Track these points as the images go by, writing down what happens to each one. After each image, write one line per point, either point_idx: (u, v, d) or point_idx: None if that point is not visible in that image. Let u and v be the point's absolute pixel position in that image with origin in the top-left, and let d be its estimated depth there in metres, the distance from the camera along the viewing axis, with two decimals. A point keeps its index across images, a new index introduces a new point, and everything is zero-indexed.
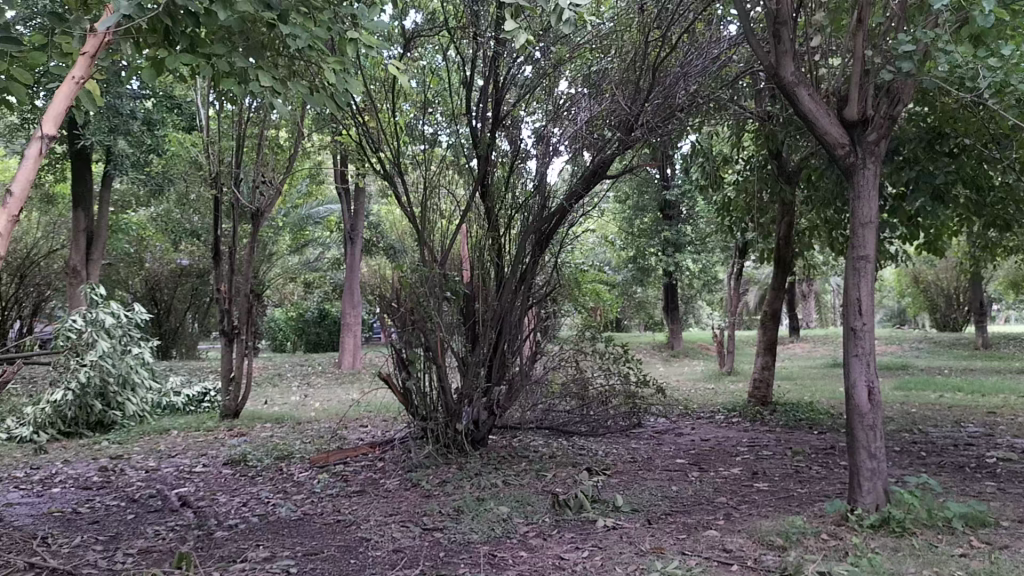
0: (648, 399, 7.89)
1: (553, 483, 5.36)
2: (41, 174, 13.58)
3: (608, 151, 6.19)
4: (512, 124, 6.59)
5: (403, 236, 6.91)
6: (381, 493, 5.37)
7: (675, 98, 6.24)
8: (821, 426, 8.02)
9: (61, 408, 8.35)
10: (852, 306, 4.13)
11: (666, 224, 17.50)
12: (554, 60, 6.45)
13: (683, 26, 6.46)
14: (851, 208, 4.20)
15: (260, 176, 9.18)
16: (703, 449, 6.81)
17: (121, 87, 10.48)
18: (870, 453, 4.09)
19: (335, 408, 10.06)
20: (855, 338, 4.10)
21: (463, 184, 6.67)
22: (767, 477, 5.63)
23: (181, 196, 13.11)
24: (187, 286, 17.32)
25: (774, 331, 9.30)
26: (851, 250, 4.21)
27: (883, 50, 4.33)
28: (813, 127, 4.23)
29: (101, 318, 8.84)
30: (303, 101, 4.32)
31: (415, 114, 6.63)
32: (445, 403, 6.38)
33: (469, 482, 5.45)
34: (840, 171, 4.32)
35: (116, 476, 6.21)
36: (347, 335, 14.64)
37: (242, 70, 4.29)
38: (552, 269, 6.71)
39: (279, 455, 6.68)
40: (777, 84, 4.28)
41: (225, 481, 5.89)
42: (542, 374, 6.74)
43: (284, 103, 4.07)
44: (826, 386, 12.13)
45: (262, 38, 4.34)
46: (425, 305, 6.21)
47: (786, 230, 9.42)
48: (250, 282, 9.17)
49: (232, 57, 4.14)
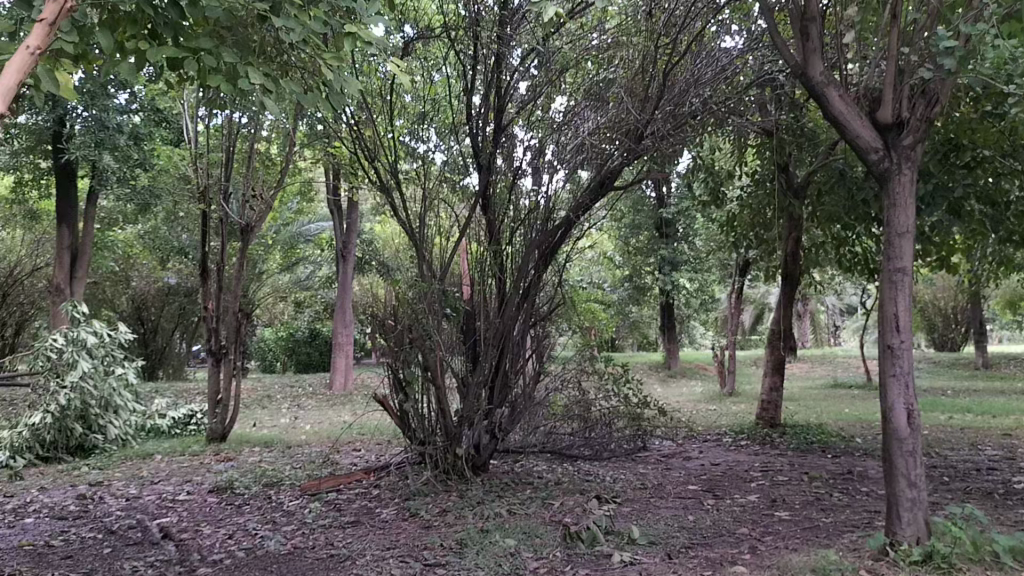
0: (653, 421, 7.56)
1: (561, 513, 5.03)
2: (25, 190, 13.25)
3: (615, 162, 5.92)
4: (507, 145, 6.21)
5: (397, 252, 6.61)
6: (378, 525, 5.01)
7: (686, 107, 6.06)
8: (834, 449, 7.71)
9: (40, 432, 7.95)
10: (889, 323, 3.84)
11: (662, 242, 17.07)
12: (558, 67, 6.19)
13: (690, 34, 6.16)
14: (886, 217, 3.91)
15: (249, 190, 8.82)
16: (714, 474, 6.49)
17: (106, 99, 10.48)
18: (909, 482, 3.80)
19: (327, 430, 9.72)
20: (893, 358, 3.81)
21: (460, 202, 6.31)
22: (787, 505, 5.32)
23: (169, 213, 12.77)
24: (174, 305, 16.93)
25: (783, 350, 9.00)
26: (887, 261, 3.92)
27: (920, 48, 4.07)
28: (843, 132, 3.95)
29: (83, 337, 8.41)
30: (296, 103, 4.02)
31: (409, 130, 6.25)
32: (444, 426, 6.04)
33: (471, 511, 5.11)
34: (873, 179, 4.03)
35: (94, 505, 5.83)
36: (338, 355, 14.31)
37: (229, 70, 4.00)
38: (557, 286, 6.41)
39: (268, 481, 6.32)
40: (805, 86, 4.02)
41: (210, 511, 5.53)
42: (545, 396, 6.46)
43: (275, 101, 3.70)
44: (831, 407, 11.83)
45: (253, 38, 4.05)
46: (423, 322, 5.85)
47: (793, 246, 8.95)
48: (240, 299, 8.83)
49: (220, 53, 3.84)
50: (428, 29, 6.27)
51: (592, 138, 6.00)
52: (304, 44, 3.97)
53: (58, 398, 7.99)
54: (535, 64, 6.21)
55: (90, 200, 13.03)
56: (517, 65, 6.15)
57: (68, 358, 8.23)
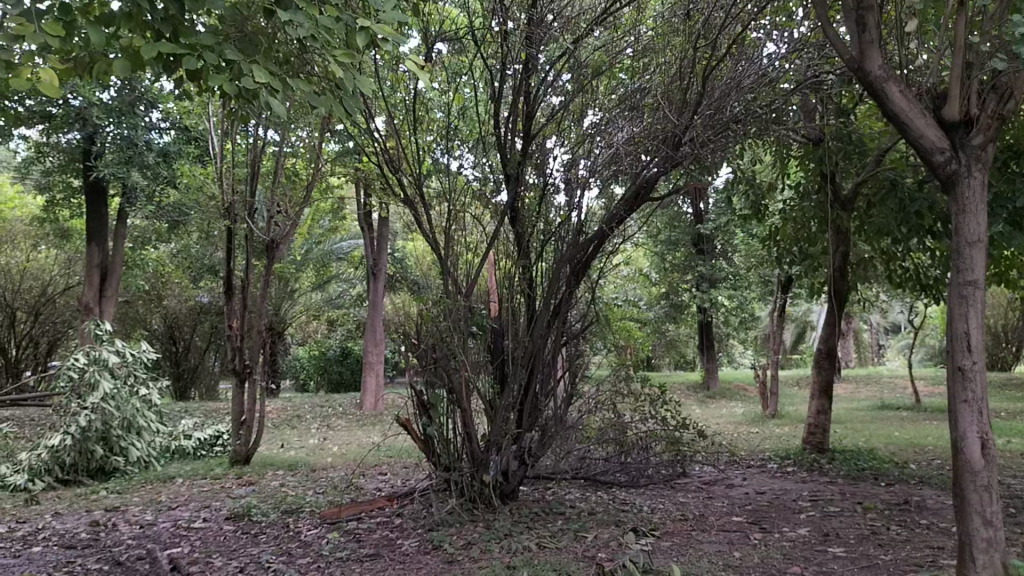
0: (693, 445, 7.19)
1: (596, 548, 4.67)
2: (57, 209, 13.24)
3: (650, 172, 5.56)
4: (539, 156, 5.86)
5: (424, 269, 6.29)
6: (397, 559, 4.68)
7: (727, 112, 5.70)
8: (887, 476, 7.25)
9: (60, 454, 7.82)
10: (959, 342, 3.46)
11: (700, 258, 16.77)
12: (592, 70, 5.90)
13: (728, 40, 5.95)
14: (954, 224, 3.55)
15: (276, 206, 8.61)
16: (760, 504, 6.08)
17: (133, 117, 10.60)
18: (984, 519, 3.41)
19: (354, 453, 9.44)
20: (964, 381, 3.42)
21: (490, 217, 5.95)
22: (841, 540, 4.90)
23: (198, 231, 12.65)
24: (206, 323, 16.85)
25: (831, 372, 8.53)
26: (955, 272, 3.55)
27: (990, 38, 3.69)
28: (905, 130, 3.60)
29: (105, 356, 8.23)
30: (305, 101, 3.74)
31: (441, 147, 5.94)
32: (470, 450, 5.70)
33: (498, 545, 4.77)
34: (938, 182, 3.67)
35: (106, 533, 5.58)
36: (369, 375, 14.08)
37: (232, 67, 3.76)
38: (589, 302, 6.11)
39: (287, 508, 6.03)
40: (862, 80, 3.68)
41: (224, 541, 5.24)
42: (577, 419, 6.10)
43: (281, 100, 3.44)
44: (880, 431, 11.29)
45: (256, 32, 3.81)
46: (448, 341, 5.53)
47: (840, 262, 8.46)
48: (266, 318, 8.60)
49: (223, 49, 3.59)
50: (458, 43, 5.90)
51: (626, 148, 5.64)
52: (315, 40, 3.71)
53: (77, 420, 7.82)
54: (567, 77, 5.94)
55: (120, 217, 12.96)
56: (548, 76, 5.88)
57: (90, 378, 8.08)
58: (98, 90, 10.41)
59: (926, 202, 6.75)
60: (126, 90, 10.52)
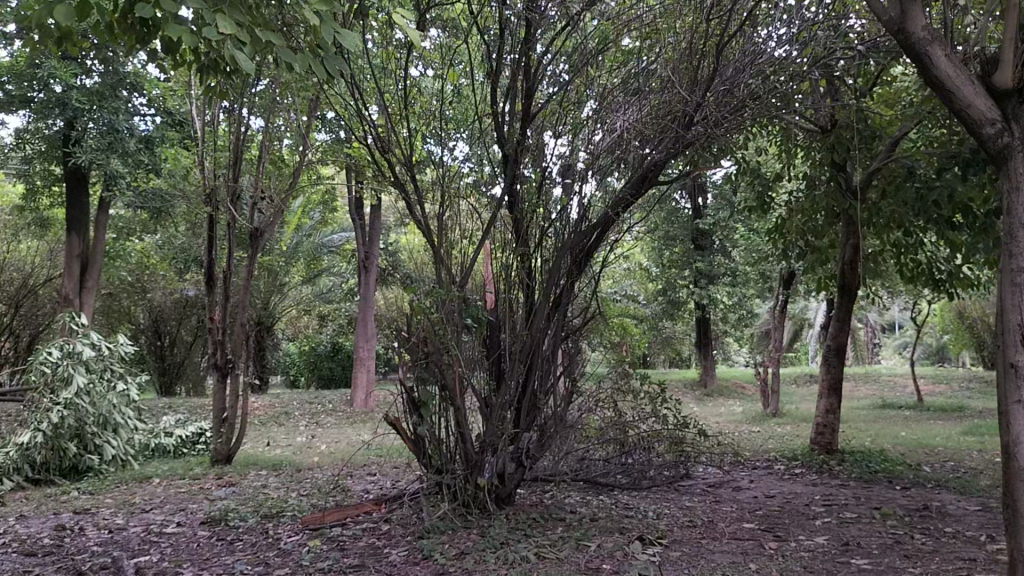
0: (697, 446, 6.82)
1: (599, 559, 4.30)
2: (36, 198, 12.78)
3: (659, 155, 5.19)
4: (536, 148, 5.45)
5: (415, 260, 5.86)
6: (383, 570, 4.30)
7: (741, 90, 5.34)
8: (902, 480, 6.88)
9: (30, 452, 7.38)
10: (1012, 335, 3.11)
11: (698, 254, 16.35)
12: (596, 48, 5.47)
13: (740, 18, 5.51)
14: (1006, 204, 3.23)
15: (259, 190, 8.18)
16: (771, 508, 5.72)
17: (113, 103, 10.22)
18: None
19: (343, 452, 9.05)
20: (1017, 378, 3.08)
21: (487, 208, 5.56)
22: (864, 550, 4.54)
23: (181, 220, 12.24)
24: (191, 318, 16.48)
25: (840, 370, 8.15)
26: (1008, 257, 3.21)
27: None
28: (951, 98, 3.33)
29: (79, 349, 7.86)
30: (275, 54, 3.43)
31: (434, 136, 5.51)
32: (464, 452, 5.29)
33: (495, 555, 4.39)
34: (987, 157, 3.38)
35: (71, 539, 5.18)
36: (360, 370, 13.67)
37: (193, 20, 3.44)
38: (590, 297, 5.73)
39: (267, 513, 5.63)
40: (904, 43, 3.44)
41: (198, 548, 4.86)
42: (577, 418, 5.68)
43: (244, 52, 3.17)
44: (886, 431, 10.98)
45: None
46: (441, 334, 5.07)
47: (852, 253, 8.08)
48: (248, 310, 8.20)
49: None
50: (453, 25, 5.58)
51: (630, 133, 5.19)
52: None
53: (49, 416, 7.43)
54: (565, 65, 5.54)
55: (101, 207, 12.54)
56: (547, 67, 5.50)
57: (63, 373, 7.69)
58: (80, 76, 10.11)
59: (945, 191, 6.27)
60: (107, 75, 10.19)
